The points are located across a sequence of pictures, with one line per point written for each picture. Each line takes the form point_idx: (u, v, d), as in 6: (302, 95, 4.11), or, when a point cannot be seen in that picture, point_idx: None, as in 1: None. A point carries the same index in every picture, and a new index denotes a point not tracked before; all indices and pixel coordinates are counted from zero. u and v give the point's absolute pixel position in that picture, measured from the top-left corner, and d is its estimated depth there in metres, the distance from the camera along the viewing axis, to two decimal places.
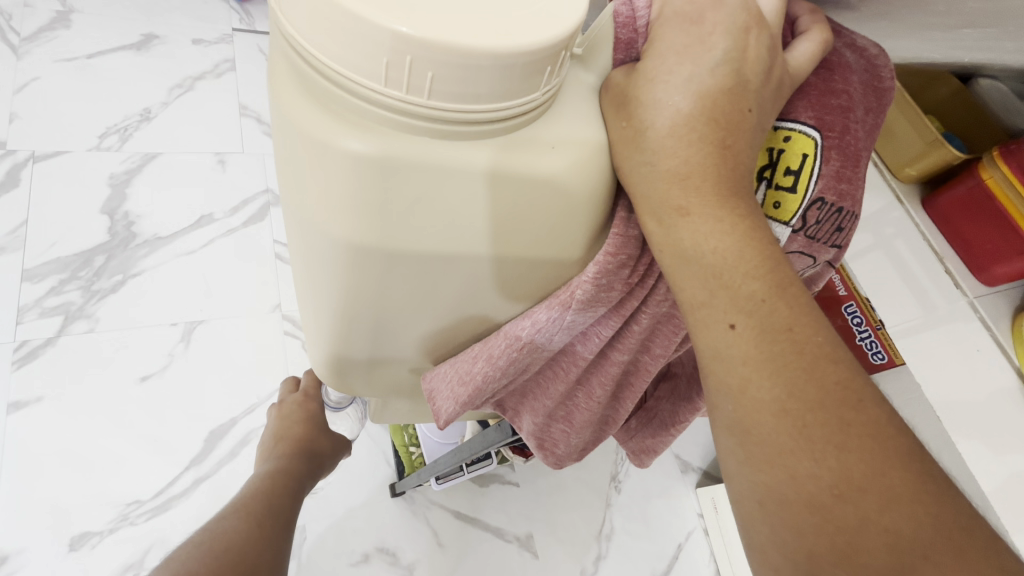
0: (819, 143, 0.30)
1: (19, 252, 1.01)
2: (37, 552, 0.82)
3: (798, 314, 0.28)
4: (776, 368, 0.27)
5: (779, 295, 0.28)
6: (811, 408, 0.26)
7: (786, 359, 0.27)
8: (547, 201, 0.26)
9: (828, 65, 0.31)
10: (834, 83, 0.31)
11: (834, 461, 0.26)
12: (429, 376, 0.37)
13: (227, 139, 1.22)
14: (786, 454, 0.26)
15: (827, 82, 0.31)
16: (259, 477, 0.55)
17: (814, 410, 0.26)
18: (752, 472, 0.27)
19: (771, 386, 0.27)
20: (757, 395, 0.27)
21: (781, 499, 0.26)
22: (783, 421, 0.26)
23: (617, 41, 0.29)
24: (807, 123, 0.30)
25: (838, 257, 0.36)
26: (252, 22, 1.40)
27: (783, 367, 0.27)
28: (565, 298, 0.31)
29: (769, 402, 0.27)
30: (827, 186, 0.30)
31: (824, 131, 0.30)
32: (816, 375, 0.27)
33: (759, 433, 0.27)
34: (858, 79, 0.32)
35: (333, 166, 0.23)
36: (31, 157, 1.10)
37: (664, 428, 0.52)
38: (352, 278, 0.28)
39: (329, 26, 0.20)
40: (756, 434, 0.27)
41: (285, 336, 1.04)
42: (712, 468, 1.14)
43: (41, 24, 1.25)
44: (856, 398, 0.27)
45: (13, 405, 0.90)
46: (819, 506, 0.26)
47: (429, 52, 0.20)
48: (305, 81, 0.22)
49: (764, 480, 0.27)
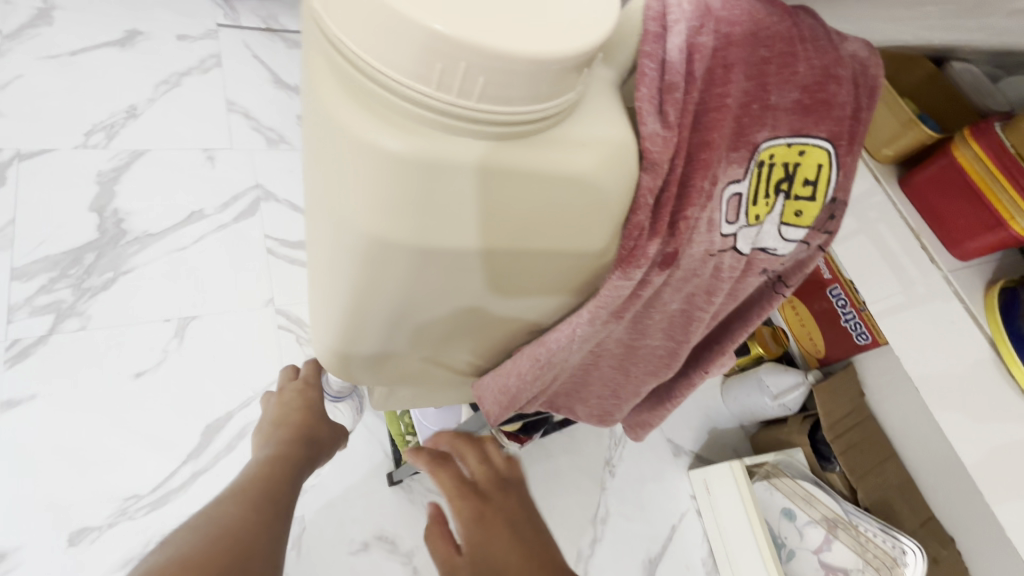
0: (831, 153, 0.35)
1: (7, 251, 1.00)
2: (36, 549, 0.82)
3: None
4: None
5: None
6: None
7: None
8: (576, 198, 0.27)
9: (829, 69, 0.32)
10: (829, 85, 0.32)
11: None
12: (476, 385, 0.45)
13: (214, 133, 1.23)
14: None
15: (822, 85, 0.32)
16: (260, 461, 0.56)
17: None
18: None
19: None
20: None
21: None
22: None
23: (647, 33, 0.28)
24: (821, 137, 0.33)
25: (829, 242, 0.41)
26: (237, 17, 1.41)
27: None
28: (583, 314, 0.34)
29: None
30: (837, 188, 0.37)
31: (835, 142, 0.34)
32: None
33: None
34: (848, 75, 0.32)
35: (367, 163, 0.23)
36: (17, 156, 1.09)
37: (659, 405, 0.54)
38: (379, 277, 0.28)
39: (383, 29, 0.20)
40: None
41: (279, 330, 1.06)
42: (703, 451, 1.17)
43: (21, 21, 1.23)
44: None
45: (7, 403, 0.90)
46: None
47: (483, 57, 0.20)
48: (347, 82, 0.23)
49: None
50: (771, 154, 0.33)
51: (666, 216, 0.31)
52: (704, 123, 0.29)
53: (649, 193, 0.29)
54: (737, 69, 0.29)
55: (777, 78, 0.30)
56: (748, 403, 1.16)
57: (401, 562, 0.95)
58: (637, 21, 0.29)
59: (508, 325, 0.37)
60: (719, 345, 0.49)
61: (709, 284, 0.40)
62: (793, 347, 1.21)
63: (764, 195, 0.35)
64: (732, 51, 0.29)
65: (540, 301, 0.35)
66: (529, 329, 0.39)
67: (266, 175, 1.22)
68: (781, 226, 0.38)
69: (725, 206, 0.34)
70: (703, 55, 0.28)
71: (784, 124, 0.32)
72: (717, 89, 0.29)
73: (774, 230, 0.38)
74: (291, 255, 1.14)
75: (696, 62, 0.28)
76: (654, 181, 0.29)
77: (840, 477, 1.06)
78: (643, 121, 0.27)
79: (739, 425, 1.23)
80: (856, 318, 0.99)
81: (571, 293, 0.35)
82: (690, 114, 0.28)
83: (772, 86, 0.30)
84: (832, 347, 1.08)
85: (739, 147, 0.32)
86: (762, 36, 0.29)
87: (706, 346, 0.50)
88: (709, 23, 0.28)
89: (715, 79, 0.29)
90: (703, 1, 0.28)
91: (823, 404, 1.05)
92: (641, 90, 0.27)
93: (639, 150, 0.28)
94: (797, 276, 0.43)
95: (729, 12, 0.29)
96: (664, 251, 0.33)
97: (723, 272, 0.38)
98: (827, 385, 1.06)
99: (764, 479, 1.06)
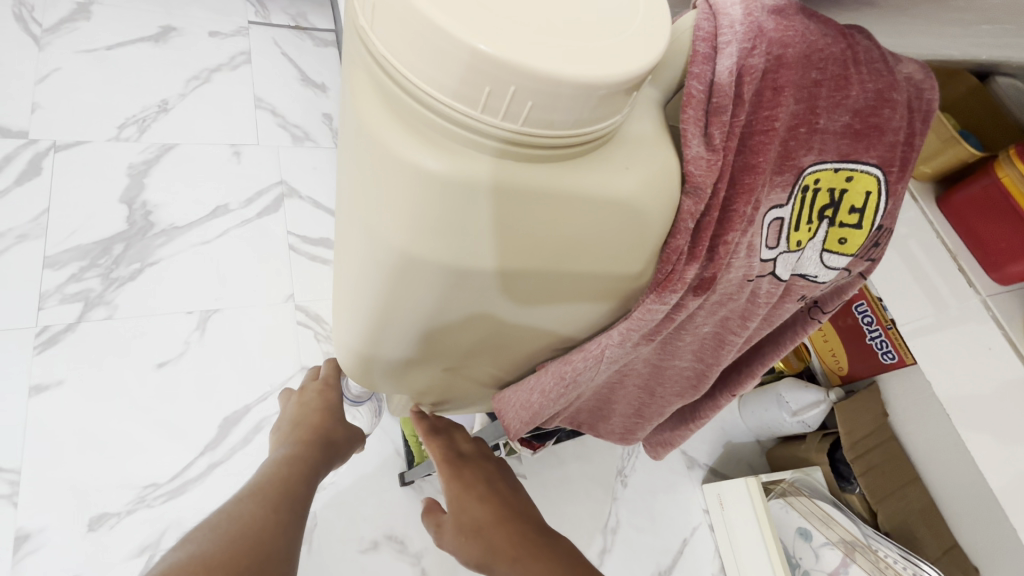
0: (881, 181, 0.34)
1: (41, 240, 1.03)
2: (56, 532, 0.84)
3: None
4: None
5: None
6: None
7: None
8: (614, 221, 0.26)
9: (880, 93, 0.31)
10: (880, 111, 0.31)
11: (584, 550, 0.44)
12: (498, 398, 0.44)
13: (242, 129, 1.25)
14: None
15: (871, 110, 0.31)
16: (277, 458, 0.56)
17: None
18: None
19: None
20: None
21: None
22: None
23: (696, 54, 0.27)
24: (871, 163, 0.33)
25: (870, 269, 0.40)
26: (268, 15, 1.43)
27: None
28: (613, 335, 0.34)
29: None
30: (885, 216, 0.36)
31: (885, 169, 0.33)
32: None
33: None
34: (901, 100, 0.31)
35: (405, 180, 0.23)
36: (53, 147, 1.11)
37: (682, 423, 0.53)
38: (408, 291, 0.28)
39: (431, 50, 0.20)
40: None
41: (298, 326, 1.07)
42: (718, 465, 1.16)
43: (62, 15, 1.26)
44: None
45: (34, 389, 0.92)
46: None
47: (533, 81, 0.20)
48: (391, 99, 0.22)
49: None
50: (816, 180, 0.33)
51: (706, 240, 0.30)
52: (748, 146, 0.29)
53: (690, 217, 0.29)
54: (788, 92, 0.28)
55: (827, 102, 0.30)
56: (766, 419, 1.13)
57: (409, 563, 0.95)
58: (687, 41, 0.28)
59: (532, 340, 0.37)
60: (748, 368, 0.48)
61: (744, 308, 0.40)
62: (815, 363, 1.18)
63: (807, 221, 0.35)
64: (783, 74, 0.28)
65: (566, 320, 0.34)
66: (554, 345, 0.38)
67: (291, 172, 1.23)
68: (824, 254, 0.37)
69: (767, 230, 0.34)
70: (753, 77, 0.27)
71: (832, 149, 0.32)
72: (765, 112, 0.28)
73: (816, 257, 0.37)
74: (312, 252, 1.15)
75: (746, 84, 0.27)
76: (696, 205, 0.28)
77: (859, 499, 1.04)
78: (688, 144, 0.27)
79: (755, 440, 1.21)
80: (882, 336, 0.97)
81: (598, 315, 0.34)
82: (736, 137, 0.28)
83: (822, 110, 0.30)
84: (855, 365, 1.06)
85: (784, 171, 0.31)
86: (816, 58, 0.28)
87: (733, 368, 0.49)
88: (761, 45, 0.27)
89: (763, 101, 0.28)
90: (756, 21, 0.28)
91: (845, 423, 1.03)
92: (688, 112, 0.27)
93: (682, 173, 0.28)
94: (834, 303, 0.43)
95: (783, 33, 0.28)
96: (701, 275, 0.33)
97: (760, 297, 0.38)
98: (851, 402, 1.04)
99: (780, 497, 1.03)
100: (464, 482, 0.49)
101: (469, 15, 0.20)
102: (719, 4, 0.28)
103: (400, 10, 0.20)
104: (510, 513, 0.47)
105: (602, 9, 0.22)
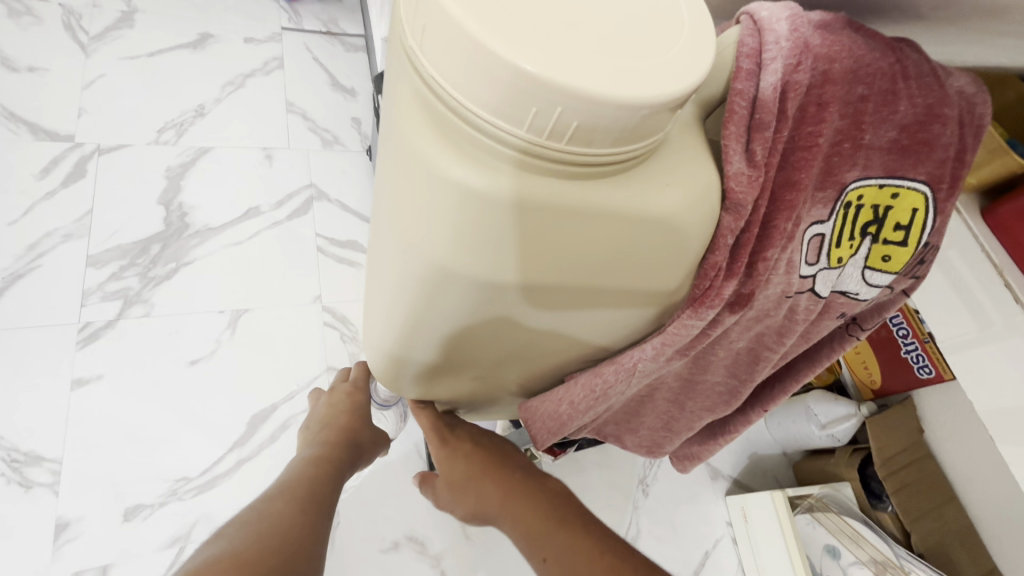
0: (928, 198, 0.33)
1: (84, 239, 1.07)
2: (93, 521, 0.87)
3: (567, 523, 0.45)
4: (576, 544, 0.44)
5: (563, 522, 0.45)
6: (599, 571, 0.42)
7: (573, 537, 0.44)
8: (653, 238, 0.26)
9: (931, 107, 0.30)
10: (929, 126, 0.30)
11: (574, 497, 0.48)
12: (526, 406, 0.45)
13: (274, 133, 1.28)
14: (558, 549, 0.44)
15: (921, 125, 0.30)
16: (306, 459, 0.58)
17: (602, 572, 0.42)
18: None
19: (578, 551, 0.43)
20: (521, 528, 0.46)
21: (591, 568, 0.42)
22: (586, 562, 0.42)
23: (738, 70, 0.27)
24: (918, 179, 0.32)
25: (914, 287, 0.39)
26: (300, 21, 1.47)
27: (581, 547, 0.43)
28: (647, 349, 0.34)
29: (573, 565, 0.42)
30: (933, 234, 0.35)
31: (933, 186, 0.32)
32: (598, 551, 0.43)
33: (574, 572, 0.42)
34: (953, 114, 0.30)
35: (445, 195, 0.23)
36: (97, 150, 1.16)
37: (711, 438, 0.52)
38: (442, 302, 0.29)
39: (478, 71, 0.20)
40: (529, 535, 0.45)
41: (324, 326, 1.09)
42: (743, 477, 1.13)
43: (107, 23, 1.32)
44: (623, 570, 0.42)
45: (76, 382, 0.96)
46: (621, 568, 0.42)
47: (578, 102, 0.20)
48: (434, 116, 0.23)
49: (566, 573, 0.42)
50: (860, 196, 0.32)
51: (744, 258, 0.30)
52: (790, 162, 0.29)
53: (729, 234, 0.28)
54: (833, 107, 0.28)
55: (874, 117, 0.29)
56: (793, 431, 1.10)
57: (429, 564, 0.96)
58: (729, 59, 0.28)
59: (561, 351, 0.37)
60: (781, 385, 0.47)
61: (781, 324, 0.39)
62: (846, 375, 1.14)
63: (849, 237, 0.34)
64: (828, 89, 0.27)
65: (596, 333, 0.34)
66: (584, 357, 0.38)
67: (320, 175, 1.26)
68: (866, 270, 0.37)
69: (807, 246, 0.34)
70: (797, 93, 0.27)
71: (877, 164, 0.31)
72: (808, 128, 0.28)
73: (856, 273, 0.37)
74: (340, 254, 1.17)
75: (790, 100, 0.27)
76: (735, 222, 0.28)
77: (891, 518, 1.01)
78: (729, 160, 0.27)
79: (781, 452, 1.18)
80: (918, 350, 0.93)
81: (630, 329, 0.34)
82: (779, 153, 0.28)
83: (867, 125, 0.29)
84: (888, 379, 1.02)
85: (825, 187, 0.31)
86: (863, 73, 0.28)
87: (766, 385, 0.48)
88: (807, 61, 0.26)
89: (807, 118, 0.28)
90: (802, 37, 0.26)
91: (878, 437, 1.00)
92: (729, 128, 0.27)
93: (722, 189, 0.28)
94: (874, 320, 0.41)
95: (830, 48, 0.27)
96: (738, 290, 0.32)
97: (798, 314, 0.38)
98: (883, 417, 1.01)
99: (807, 512, 1.00)
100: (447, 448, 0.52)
101: (516, 35, 0.20)
102: (765, 20, 0.27)
103: (449, 31, 0.20)
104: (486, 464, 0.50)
105: (646, 28, 0.22)
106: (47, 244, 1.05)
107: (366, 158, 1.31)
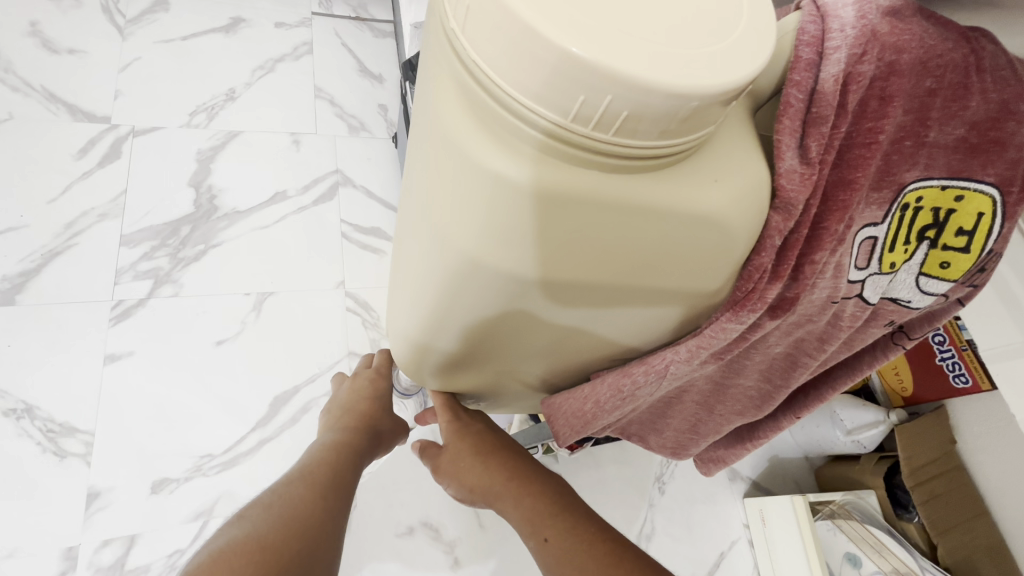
0: (997, 202, 0.31)
1: (118, 219, 1.10)
2: (123, 492, 0.90)
3: (564, 506, 0.45)
4: (571, 528, 0.43)
5: (561, 507, 0.45)
6: (596, 557, 0.41)
7: (569, 520, 0.44)
8: (695, 235, 0.25)
9: (1004, 101, 0.28)
10: (1001, 125, 0.28)
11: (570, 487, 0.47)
12: (549, 402, 0.44)
13: (301, 118, 1.29)
14: (560, 530, 0.43)
15: (992, 122, 0.28)
16: (328, 440, 0.59)
17: (599, 558, 0.41)
18: (567, 570, 0.41)
19: (575, 537, 0.43)
20: (526, 509, 0.45)
21: (592, 552, 0.42)
22: (585, 549, 0.42)
23: (798, 59, 0.26)
24: (986, 181, 0.30)
25: (970, 296, 0.37)
26: (330, 6, 1.47)
27: (576, 529, 0.43)
28: (680, 351, 0.33)
29: (570, 552, 0.42)
30: (999, 241, 0.32)
31: (1002, 189, 0.30)
32: (592, 537, 0.43)
33: (573, 559, 0.41)
34: None
35: (480, 186, 0.23)
36: (132, 132, 1.19)
37: (738, 443, 0.51)
38: (471, 295, 0.28)
39: (523, 55, 0.19)
40: (533, 518, 0.44)
41: (347, 311, 1.10)
42: (762, 480, 1.11)
43: (143, 7, 1.34)
44: (621, 559, 0.41)
45: (108, 357, 0.98)
46: (618, 552, 0.42)
47: (629, 90, 0.19)
48: (473, 102, 0.22)
49: (566, 556, 0.42)
50: (919, 197, 0.31)
51: (792, 259, 0.29)
52: (846, 160, 0.27)
53: (777, 234, 0.27)
54: (897, 101, 0.26)
55: (941, 113, 0.28)
56: (817, 434, 1.07)
57: (443, 551, 0.96)
58: (788, 48, 0.27)
59: (589, 350, 0.36)
60: (817, 392, 0.45)
61: (823, 330, 0.38)
62: (876, 381, 1.11)
63: (903, 242, 0.33)
64: (894, 82, 0.26)
65: (626, 334, 0.33)
66: (614, 356, 0.37)
67: (345, 161, 1.26)
68: (920, 277, 0.35)
69: (857, 249, 0.32)
70: (859, 85, 0.25)
71: (940, 164, 0.30)
72: (868, 123, 0.27)
73: (909, 280, 0.35)
74: (363, 241, 1.18)
75: (851, 93, 0.25)
76: (785, 222, 0.27)
77: (917, 529, 0.97)
78: (782, 157, 0.26)
79: (803, 457, 1.15)
80: (955, 358, 0.91)
81: (661, 330, 0.33)
82: (835, 150, 0.26)
83: (933, 121, 0.28)
84: (922, 387, 0.98)
85: (882, 187, 0.30)
86: (933, 65, 0.26)
87: (800, 391, 0.46)
88: (873, 50, 0.25)
89: (868, 112, 0.26)
90: (869, 24, 0.25)
91: (906, 447, 0.96)
92: (783, 122, 0.26)
93: (772, 187, 0.27)
94: (922, 329, 0.40)
95: (898, 36, 0.25)
96: (782, 294, 0.31)
97: (843, 320, 0.37)
98: (913, 427, 0.97)
99: (828, 519, 0.98)
100: (460, 422, 0.51)
101: (568, 17, 0.19)
102: (828, 7, 0.26)
103: (495, 11, 0.19)
104: (493, 448, 0.50)
105: (703, 13, 0.21)
106: (84, 223, 1.08)
107: (390, 145, 1.32)
